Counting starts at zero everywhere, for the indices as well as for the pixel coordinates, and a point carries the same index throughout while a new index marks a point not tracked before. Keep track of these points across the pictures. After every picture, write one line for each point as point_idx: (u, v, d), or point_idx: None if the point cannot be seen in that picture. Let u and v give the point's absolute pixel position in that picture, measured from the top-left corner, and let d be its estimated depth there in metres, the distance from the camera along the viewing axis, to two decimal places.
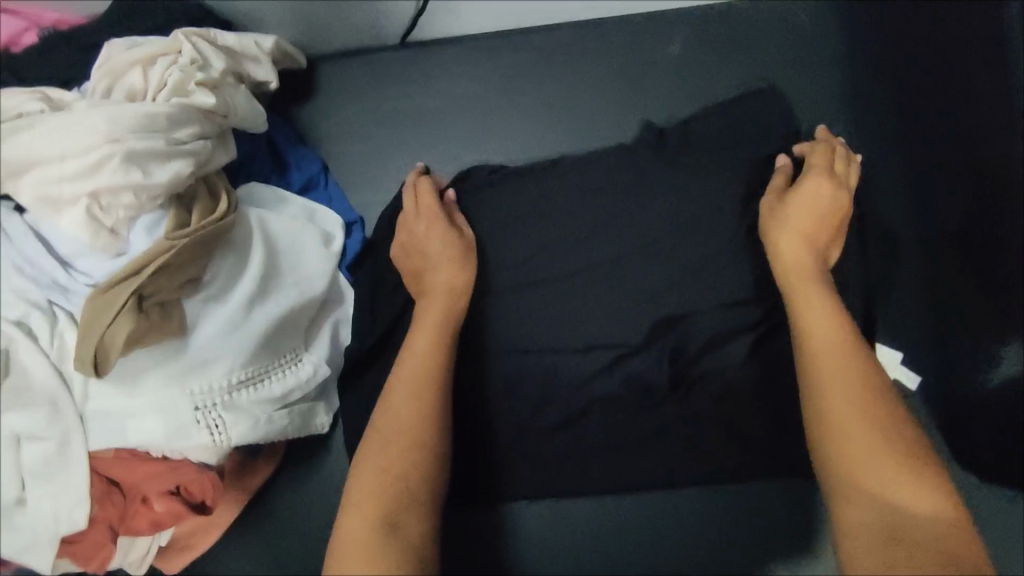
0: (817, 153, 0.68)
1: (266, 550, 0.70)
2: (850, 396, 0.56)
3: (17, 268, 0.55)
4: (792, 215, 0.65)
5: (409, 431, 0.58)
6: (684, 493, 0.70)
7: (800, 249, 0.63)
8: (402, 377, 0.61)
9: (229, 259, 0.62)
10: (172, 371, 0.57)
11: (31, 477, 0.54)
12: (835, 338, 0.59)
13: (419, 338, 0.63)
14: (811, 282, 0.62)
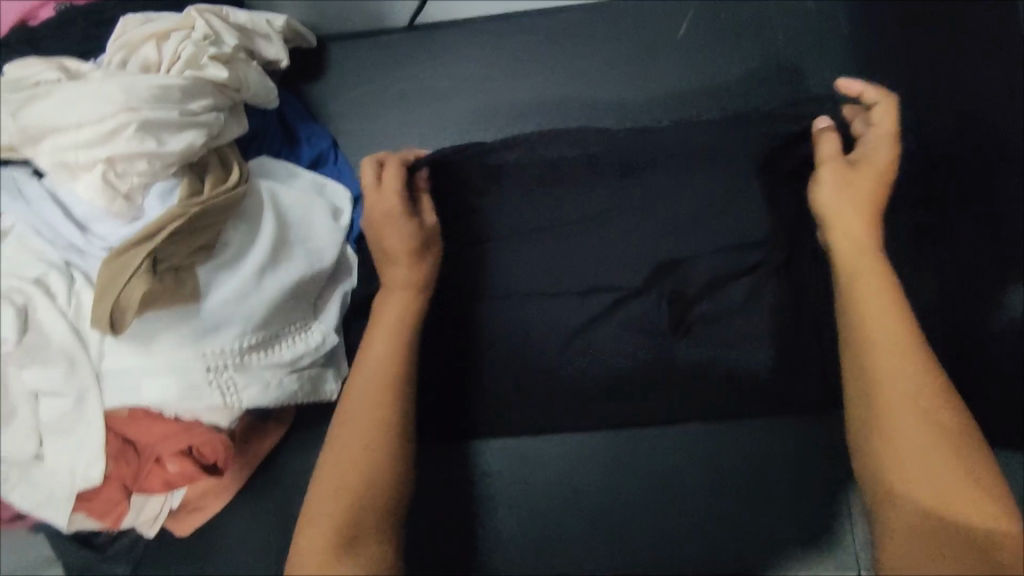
0: (883, 115, 0.64)
1: (274, 513, 0.73)
2: (902, 381, 0.57)
3: (36, 231, 0.55)
4: (861, 188, 0.63)
5: (372, 435, 0.61)
6: (687, 428, 0.72)
7: (862, 224, 0.62)
8: (362, 379, 0.63)
9: (240, 229, 0.64)
10: (185, 334, 0.59)
11: (49, 432, 0.56)
12: (891, 317, 0.59)
13: (377, 339, 0.64)
14: (871, 270, 0.61)
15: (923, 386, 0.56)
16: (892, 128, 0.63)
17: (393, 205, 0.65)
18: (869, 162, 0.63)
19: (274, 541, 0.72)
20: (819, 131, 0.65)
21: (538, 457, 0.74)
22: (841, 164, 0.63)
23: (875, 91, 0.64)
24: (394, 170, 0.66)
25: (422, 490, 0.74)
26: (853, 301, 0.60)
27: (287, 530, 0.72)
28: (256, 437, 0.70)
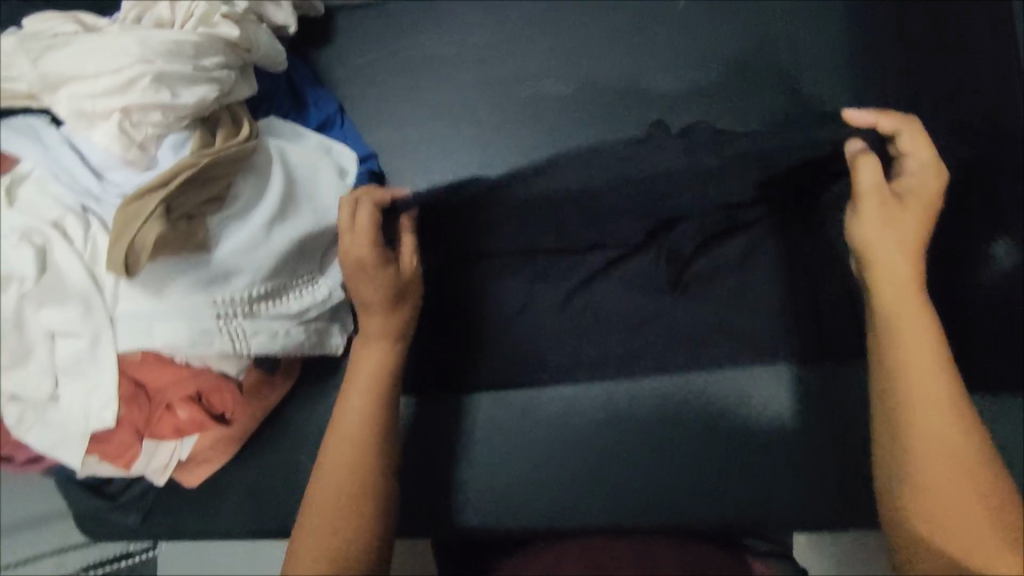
0: (913, 142, 0.59)
1: (280, 464, 0.75)
2: (944, 424, 0.51)
3: (55, 177, 0.58)
4: (904, 223, 0.58)
5: (341, 488, 0.59)
6: (685, 380, 0.71)
7: (903, 257, 0.58)
8: (337, 436, 0.61)
9: (249, 183, 0.66)
10: (197, 281, 0.60)
11: (65, 372, 0.58)
12: (935, 356, 0.53)
13: (354, 395, 0.63)
14: (909, 308, 0.56)
15: (965, 426, 0.51)
16: (932, 151, 0.59)
17: (366, 247, 0.64)
18: (912, 190, 0.59)
19: (280, 492, 0.74)
20: (853, 154, 0.60)
21: (518, 422, 0.74)
22: (883, 191, 0.58)
23: (889, 121, 0.59)
24: (367, 212, 0.65)
25: (423, 446, 0.75)
26: (894, 340, 0.55)
27: (292, 481, 0.74)
28: (264, 390, 0.71)
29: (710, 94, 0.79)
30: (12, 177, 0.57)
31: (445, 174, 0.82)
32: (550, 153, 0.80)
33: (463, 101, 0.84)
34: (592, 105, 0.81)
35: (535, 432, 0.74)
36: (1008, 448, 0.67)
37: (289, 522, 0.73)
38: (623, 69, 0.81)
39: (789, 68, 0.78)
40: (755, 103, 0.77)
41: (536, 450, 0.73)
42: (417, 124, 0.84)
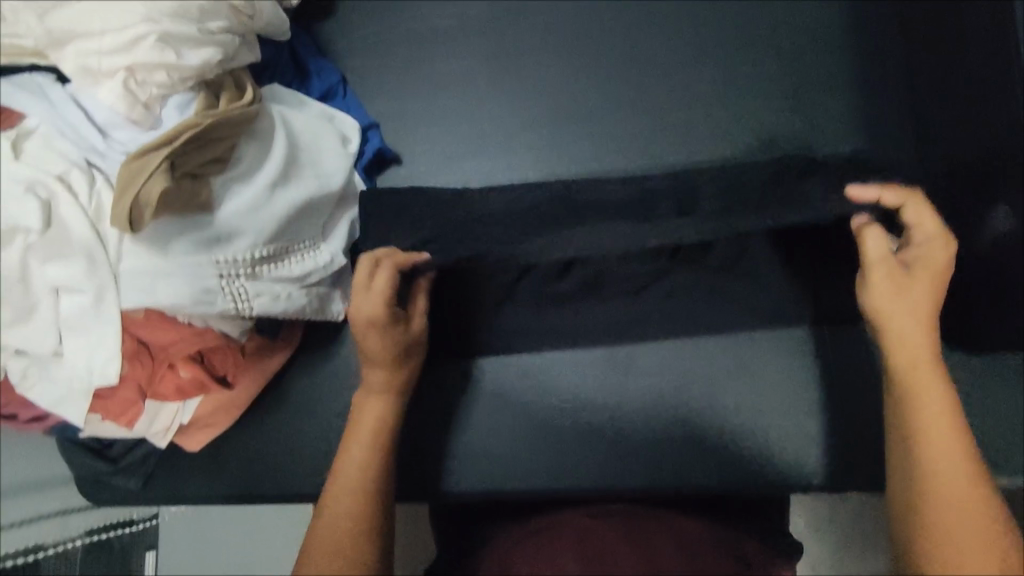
0: (919, 215, 0.60)
1: (280, 430, 0.75)
2: (960, 490, 0.52)
3: (60, 132, 0.58)
4: (914, 296, 0.58)
5: (355, 532, 0.58)
6: (680, 344, 0.74)
7: (917, 329, 0.58)
8: (344, 481, 0.61)
9: (252, 147, 0.66)
10: (199, 240, 0.61)
11: (68, 328, 0.58)
12: (951, 428, 0.54)
13: (359, 441, 0.63)
14: (921, 375, 0.57)
15: (980, 489, 0.52)
16: (939, 221, 0.59)
17: (382, 307, 0.63)
18: (922, 260, 0.59)
19: (281, 458, 0.74)
20: (858, 228, 0.61)
21: (513, 387, 0.75)
22: (888, 263, 0.59)
23: (893, 195, 0.60)
24: (391, 270, 0.64)
25: (424, 413, 0.75)
26: (911, 412, 0.56)
27: (291, 446, 0.74)
28: (266, 353, 0.72)
29: (710, 71, 0.81)
30: (17, 131, 0.57)
31: (447, 147, 0.83)
32: (551, 129, 0.82)
33: (466, 73, 0.84)
34: (593, 81, 0.83)
35: (528, 403, 0.74)
36: (977, 408, 0.72)
37: (289, 487, 0.74)
38: (624, 45, 0.83)
39: (786, 46, 0.81)
40: (749, 81, 0.81)
41: (541, 410, 0.74)
42: (420, 96, 0.84)
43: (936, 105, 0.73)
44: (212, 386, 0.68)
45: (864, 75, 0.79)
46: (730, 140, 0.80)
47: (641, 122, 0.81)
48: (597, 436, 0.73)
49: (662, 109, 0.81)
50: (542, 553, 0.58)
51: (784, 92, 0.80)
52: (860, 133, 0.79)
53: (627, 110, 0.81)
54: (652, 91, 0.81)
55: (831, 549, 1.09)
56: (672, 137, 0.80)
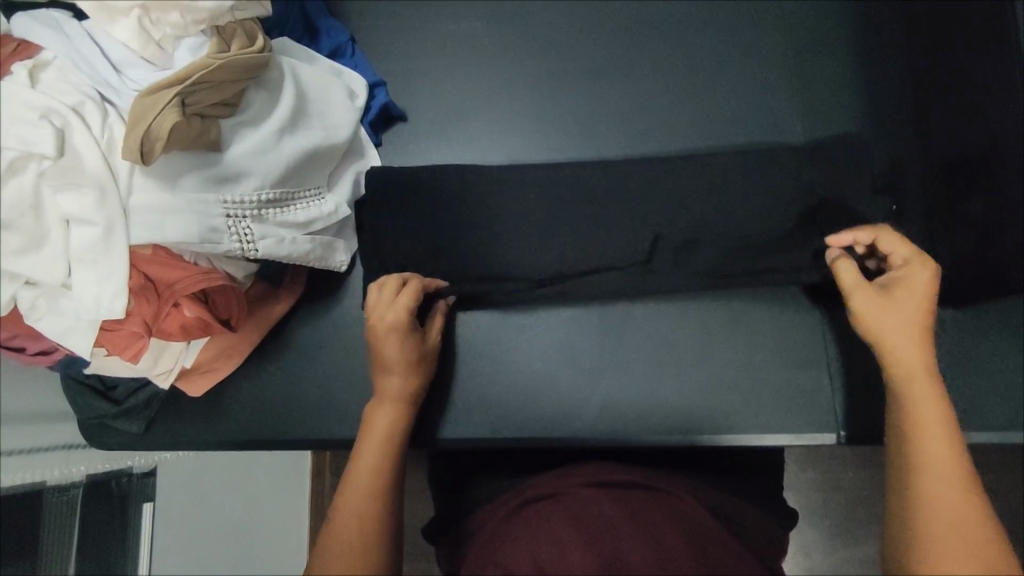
0: (892, 244, 0.62)
1: (280, 375, 0.78)
2: (949, 485, 0.51)
3: (74, 66, 0.59)
4: (905, 306, 0.59)
5: (366, 526, 0.57)
6: (668, 304, 0.77)
7: (914, 336, 0.58)
8: (355, 473, 0.60)
9: (262, 94, 0.68)
10: (206, 177, 0.63)
11: (77, 260, 0.58)
12: (945, 423, 0.54)
13: (373, 437, 0.62)
14: (920, 372, 0.56)
15: (971, 487, 0.51)
16: (911, 246, 0.62)
17: (404, 315, 0.67)
18: (902, 283, 0.60)
19: (280, 405, 0.78)
20: (833, 259, 0.66)
21: (504, 339, 0.78)
22: (867, 288, 0.61)
23: (866, 233, 0.64)
24: (418, 285, 0.70)
25: None
26: (910, 414, 0.55)
27: (291, 391, 0.78)
28: (269, 301, 0.76)
29: (716, 39, 0.82)
30: (34, 61, 0.58)
31: (452, 109, 0.84)
32: (554, 95, 0.83)
33: (473, 36, 0.85)
34: (600, 45, 0.84)
35: (514, 357, 0.78)
36: (962, 367, 0.74)
37: (287, 432, 0.77)
38: (628, 16, 0.84)
39: (792, 15, 0.82)
40: (754, 49, 0.82)
41: (535, 365, 0.78)
42: (426, 59, 0.86)
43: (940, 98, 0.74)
44: (215, 328, 0.68)
45: (864, 46, 0.81)
46: (733, 105, 0.81)
47: (646, 86, 0.82)
48: (584, 389, 0.76)
49: (667, 75, 0.82)
50: (546, 531, 0.57)
51: (787, 61, 0.82)
52: (859, 102, 0.80)
53: (632, 75, 0.83)
54: (658, 56, 0.83)
55: (826, 528, 1.10)
56: (675, 102, 0.81)
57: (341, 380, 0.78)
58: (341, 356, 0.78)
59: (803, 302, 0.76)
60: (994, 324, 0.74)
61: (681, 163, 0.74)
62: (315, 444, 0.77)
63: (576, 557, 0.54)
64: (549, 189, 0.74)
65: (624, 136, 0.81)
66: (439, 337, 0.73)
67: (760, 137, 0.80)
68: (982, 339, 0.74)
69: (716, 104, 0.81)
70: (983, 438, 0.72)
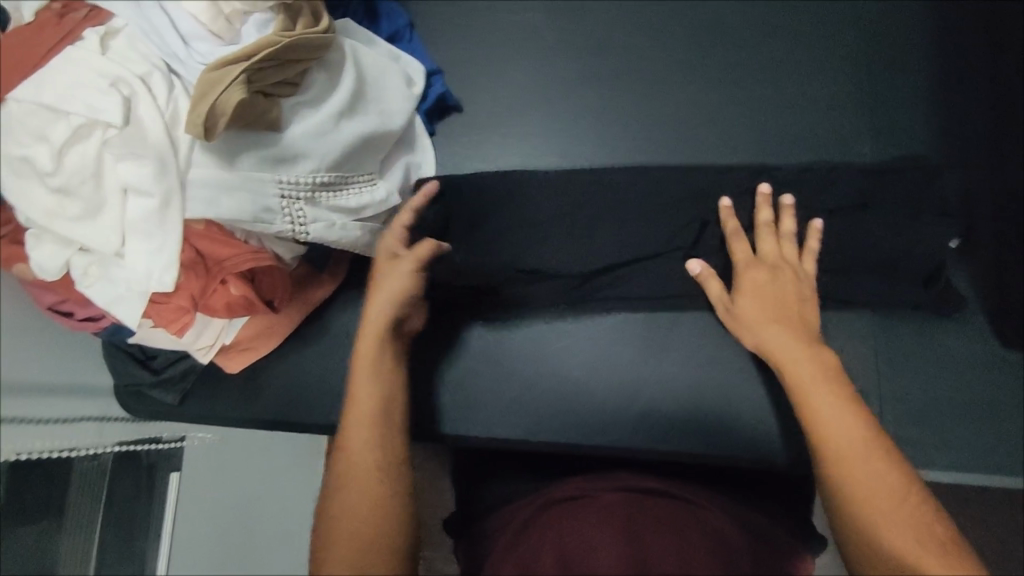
0: (737, 245, 0.70)
1: (317, 359, 0.78)
2: (842, 424, 0.53)
3: (144, 35, 0.59)
4: (751, 295, 0.66)
5: (377, 510, 0.54)
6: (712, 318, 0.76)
7: (772, 319, 0.63)
8: (346, 442, 0.57)
9: (322, 75, 0.67)
10: (265, 156, 0.62)
11: (133, 229, 0.58)
12: (820, 378, 0.56)
13: (356, 393, 0.59)
14: (794, 343, 0.60)
15: (863, 425, 0.53)
16: (744, 255, 0.69)
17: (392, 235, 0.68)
18: (739, 282, 0.68)
19: (314, 389, 0.78)
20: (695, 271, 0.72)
21: (541, 339, 0.77)
22: (722, 296, 0.69)
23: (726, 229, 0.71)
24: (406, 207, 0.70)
25: (458, 361, 0.77)
26: (806, 404, 0.55)
27: (326, 376, 0.78)
28: (312, 285, 0.76)
29: (781, 51, 0.80)
30: (107, 28, 0.59)
31: (506, 102, 0.83)
32: (610, 95, 0.82)
33: (535, 28, 0.84)
34: (661, 47, 0.82)
35: (552, 360, 0.77)
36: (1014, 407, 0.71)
37: (319, 416, 0.77)
38: (692, 21, 0.82)
39: (865, 27, 0.80)
40: (820, 62, 0.80)
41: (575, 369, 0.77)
42: (485, 51, 0.84)
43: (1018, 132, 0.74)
44: (259, 307, 0.69)
45: (938, 67, 0.78)
46: (794, 118, 0.79)
47: (706, 91, 0.80)
48: (622, 399, 0.75)
49: (729, 82, 0.80)
50: (573, 530, 0.56)
51: (854, 75, 0.79)
52: (928, 124, 0.77)
53: (693, 79, 0.81)
54: (721, 62, 0.81)
55: None
56: (734, 110, 0.79)
57: None
58: None
59: (858, 329, 0.73)
60: None
61: (734, 179, 0.74)
62: None
63: (608, 552, 0.51)
64: (598, 195, 0.75)
65: (681, 142, 0.79)
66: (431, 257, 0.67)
67: (820, 152, 0.78)
68: None
69: (776, 117, 0.79)
70: None
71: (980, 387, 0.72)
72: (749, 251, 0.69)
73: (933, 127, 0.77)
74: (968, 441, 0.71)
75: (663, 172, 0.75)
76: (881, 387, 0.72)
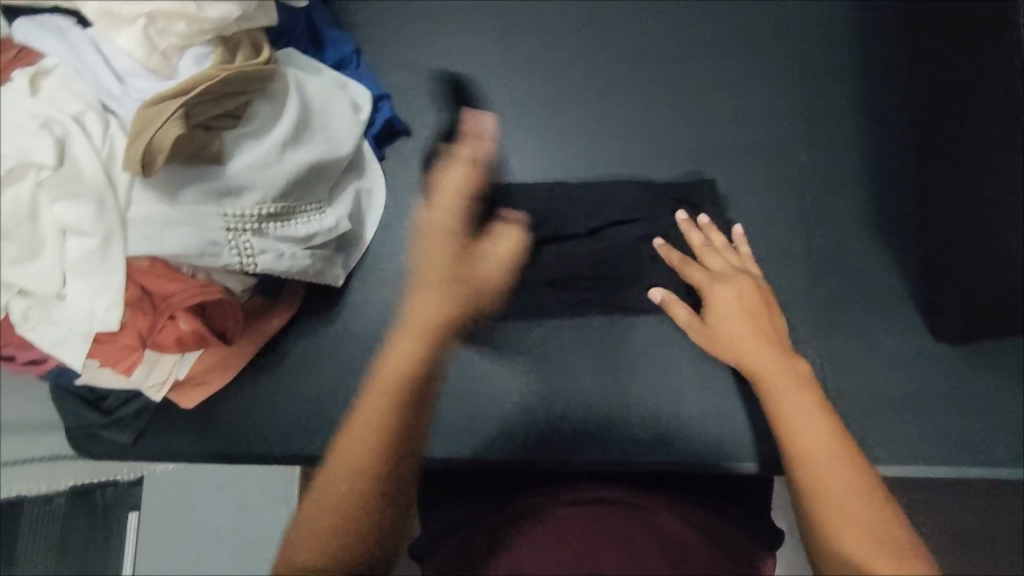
0: (693, 271, 0.71)
1: (273, 389, 0.78)
2: (814, 432, 0.53)
3: (76, 73, 0.58)
4: (721, 310, 0.66)
5: (348, 512, 0.52)
6: (666, 327, 0.77)
7: (749, 329, 0.63)
8: (351, 429, 0.55)
9: (266, 106, 0.66)
10: (208, 191, 0.62)
11: (73, 270, 0.57)
12: (796, 386, 0.57)
13: (377, 388, 0.56)
14: (765, 349, 0.61)
15: (834, 435, 0.53)
16: (702, 278, 0.69)
17: (457, 217, 0.69)
18: (708, 303, 0.67)
19: (271, 419, 0.77)
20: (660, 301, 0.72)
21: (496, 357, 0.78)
22: (696, 321, 0.68)
23: (672, 260, 0.73)
24: (455, 190, 0.71)
25: None
26: (777, 411, 0.56)
27: (283, 406, 0.77)
28: (266, 315, 0.75)
29: (721, 62, 0.83)
30: (36, 69, 0.57)
31: (456, 124, 0.84)
32: (557, 113, 0.83)
33: (482, 49, 0.85)
34: (604, 63, 0.84)
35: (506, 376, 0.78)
36: (958, 399, 0.73)
37: (277, 447, 0.76)
38: (635, 36, 0.84)
39: (799, 40, 0.82)
40: (757, 72, 0.82)
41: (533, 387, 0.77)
42: (433, 74, 0.85)
43: (944, 124, 0.76)
44: (211, 340, 0.68)
45: (870, 73, 0.81)
46: (736, 127, 0.81)
47: (650, 105, 0.82)
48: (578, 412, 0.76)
49: (672, 96, 0.82)
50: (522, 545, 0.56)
51: (792, 85, 0.82)
52: (862, 129, 0.80)
53: (637, 94, 0.83)
54: (663, 75, 0.83)
55: None
56: (677, 122, 0.82)
57: (334, 395, 0.77)
58: (336, 371, 0.78)
59: (804, 331, 0.75)
60: (992, 355, 0.74)
61: None
62: (304, 459, 0.76)
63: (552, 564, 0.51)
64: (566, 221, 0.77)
65: (628, 156, 0.81)
66: (513, 254, 0.72)
67: (761, 160, 0.80)
68: (978, 368, 0.74)
69: (718, 129, 0.81)
70: (989, 473, 0.72)
71: (925, 381, 0.74)
72: (705, 271, 0.70)
73: (865, 132, 0.80)
74: (918, 434, 0.73)
75: (604, 187, 0.79)
76: (831, 386, 0.74)
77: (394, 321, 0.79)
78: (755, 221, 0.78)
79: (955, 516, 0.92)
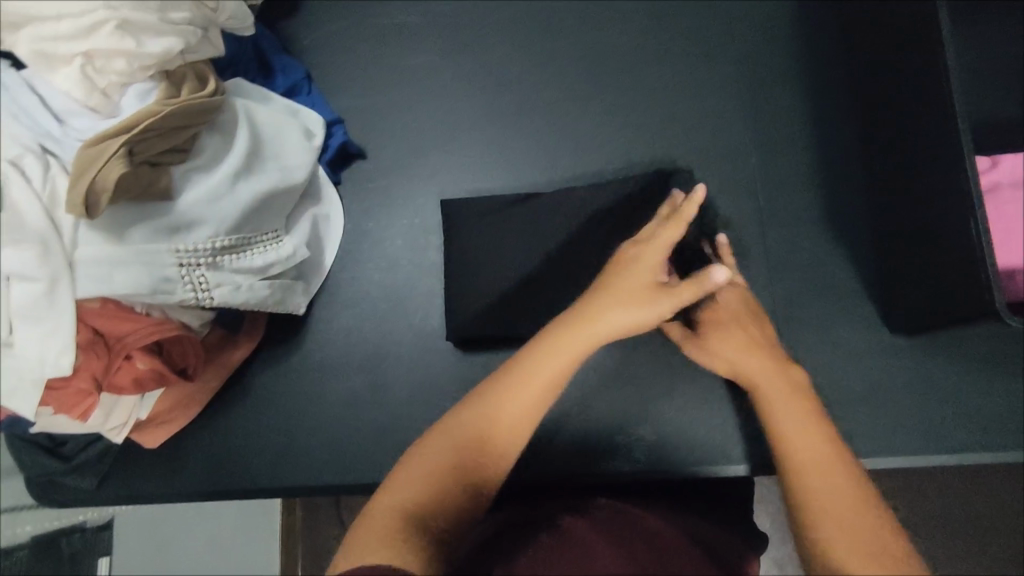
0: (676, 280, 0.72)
1: (239, 423, 0.76)
2: (797, 421, 0.55)
3: (13, 117, 0.57)
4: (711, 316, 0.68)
5: (478, 475, 0.51)
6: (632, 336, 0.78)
7: (736, 337, 0.65)
8: (507, 385, 0.53)
9: (215, 138, 0.66)
10: (159, 227, 0.61)
11: (20, 317, 0.55)
12: (785, 385, 0.59)
13: (546, 365, 0.54)
14: (756, 353, 0.63)
15: (822, 427, 0.54)
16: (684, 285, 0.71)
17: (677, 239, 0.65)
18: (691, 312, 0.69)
19: (239, 454, 0.76)
20: None
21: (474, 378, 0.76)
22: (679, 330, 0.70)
23: None
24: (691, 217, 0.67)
25: (389, 407, 0.76)
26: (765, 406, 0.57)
27: (250, 439, 0.76)
28: (227, 348, 0.74)
29: (670, 70, 0.84)
30: None
31: (413, 144, 0.84)
32: (513, 128, 0.84)
33: (435, 68, 0.85)
34: (557, 77, 0.84)
35: None
36: (920, 388, 0.75)
37: (246, 481, 0.75)
38: (586, 49, 0.85)
39: (745, 43, 0.84)
40: (707, 78, 0.84)
41: None
42: (388, 96, 0.85)
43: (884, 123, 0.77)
44: (171, 377, 0.67)
45: (816, 74, 0.83)
46: (689, 134, 0.82)
47: (604, 116, 0.83)
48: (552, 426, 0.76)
49: (625, 106, 0.83)
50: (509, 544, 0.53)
51: (740, 89, 0.83)
52: (812, 130, 0.82)
53: (591, 105, 0.84)
54: (615, 86, 0.84)
55: None
56: (632, 132, 0.82)
57: (302, 425, 0.76)
58: (304, 401, 0.77)
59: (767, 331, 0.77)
60: (951, 344, 0.76)
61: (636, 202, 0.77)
62: (275, 491, 0.75)
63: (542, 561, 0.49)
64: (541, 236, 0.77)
65: (586, 168, 0.82)
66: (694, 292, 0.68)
67: (715, 164, 0.81)
68: (938, 357, 0.75)
69: (673, 136, 0.82)
70: (954, 459, 0.73)
71: (888, 373, 0.75)
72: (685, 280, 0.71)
73: (815, 131, 0.81)
74: (883, 426, 0.74)
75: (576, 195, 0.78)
76: None
77: (359, 345, 0.78)
78: (711, 225, 0.79)
79: (926, 505, 0.94)
